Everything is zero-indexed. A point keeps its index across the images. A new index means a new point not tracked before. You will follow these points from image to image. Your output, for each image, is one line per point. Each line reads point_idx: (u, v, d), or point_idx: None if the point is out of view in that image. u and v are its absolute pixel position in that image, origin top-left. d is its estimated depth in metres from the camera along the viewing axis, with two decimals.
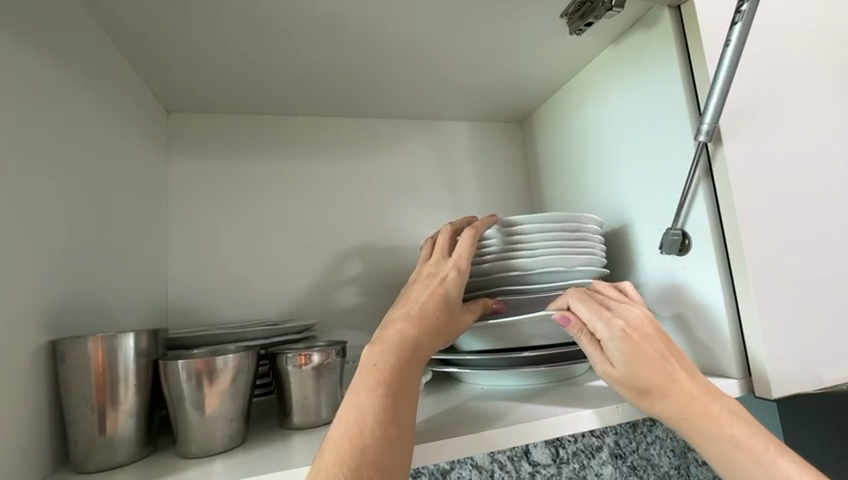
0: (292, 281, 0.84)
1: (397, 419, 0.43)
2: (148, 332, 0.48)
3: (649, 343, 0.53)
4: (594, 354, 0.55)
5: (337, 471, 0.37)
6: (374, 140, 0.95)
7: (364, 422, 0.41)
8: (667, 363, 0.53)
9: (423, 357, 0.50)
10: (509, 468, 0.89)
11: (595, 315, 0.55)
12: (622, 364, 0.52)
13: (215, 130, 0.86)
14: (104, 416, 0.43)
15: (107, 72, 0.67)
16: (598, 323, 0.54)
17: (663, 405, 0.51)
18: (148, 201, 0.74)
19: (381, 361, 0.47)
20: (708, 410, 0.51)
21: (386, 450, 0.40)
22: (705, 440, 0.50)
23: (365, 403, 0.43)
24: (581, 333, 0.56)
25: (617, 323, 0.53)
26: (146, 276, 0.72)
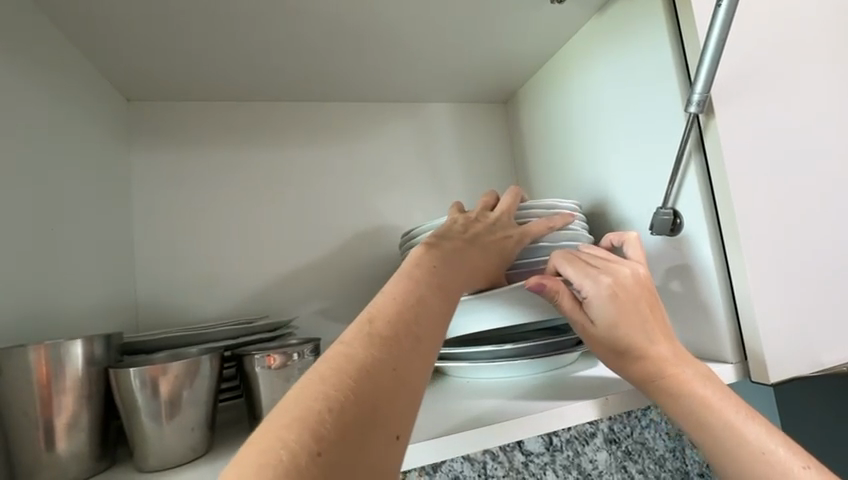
0: (269, 275, 0.80)
1: (401, 386, 0.33)
2: (99, 337, 0.44)
3: (631, 301, 0.52)
4: (573, 313, 0.53)
5: (321, 426, 0.28)
6: (353, 125, 0.90)
7: (359, 378, 0.32)
8: (645, 325, 0.52)
9: (434, 322, 0.40)
10: (501, 459, 0.87)
11: (581, 273, 0.53)
12: (605, 321, 0.52)
13: (181, 119, 0.81)
14: (51, 428, 0.40)
15: (56, 59, 0.62)
16: (585, 280, 0.52)
17: (639, 368, 0.51)
18: (108, 196, 0.70)
19: (390, 312, 0.38)
20: (680, 375, 0.51)
21: (388, 381, 0.33)
22: (678, 407, 0.50)
23: (366, 358, 0.33)
24: (560, 293, 0.52)
25: (603, 279, 0.52)
26: (110, 277, 0.68)
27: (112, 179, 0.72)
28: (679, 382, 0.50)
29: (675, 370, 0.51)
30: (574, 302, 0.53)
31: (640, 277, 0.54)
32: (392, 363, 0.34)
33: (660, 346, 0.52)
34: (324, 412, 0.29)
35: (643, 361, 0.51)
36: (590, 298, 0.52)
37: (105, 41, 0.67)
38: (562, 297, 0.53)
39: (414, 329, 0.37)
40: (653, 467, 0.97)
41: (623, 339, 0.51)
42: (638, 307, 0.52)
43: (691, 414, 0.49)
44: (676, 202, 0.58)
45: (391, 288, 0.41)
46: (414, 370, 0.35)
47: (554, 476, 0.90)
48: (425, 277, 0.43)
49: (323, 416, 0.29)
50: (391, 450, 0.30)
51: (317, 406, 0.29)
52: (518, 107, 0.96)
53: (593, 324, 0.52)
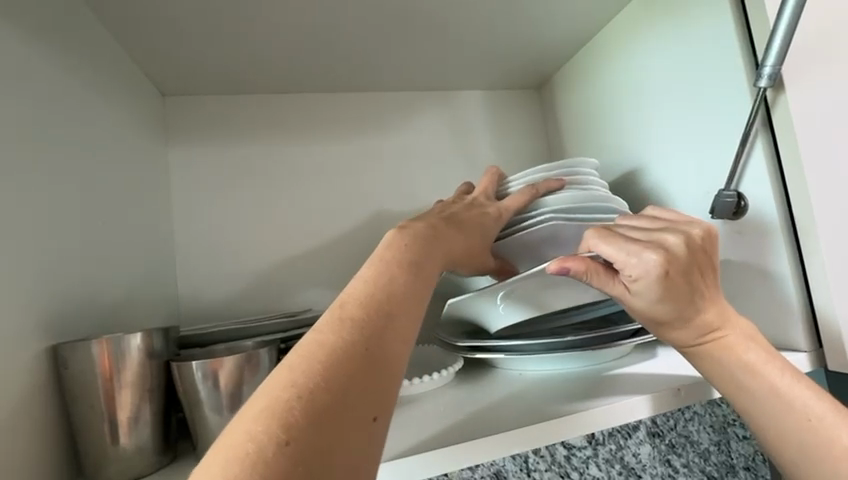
0: (306, 268, 0.80)
1: (374, 367, 0.31)
2: (158, 330, 0.44)
3: (678, 276, 0.45)
4: (610, 288, 0.47)
5: (288, 418, 0.26)
6: (385, 115, 0.88)
7: (331, 365, 0.29)
8: (691, 297, 0.47)
9: (411, 298, 0.38)
10: (543, 452, 0.86)
11: (625, 252, 0.45)
12: (654, 299, 0.46)
13: (215, 112, 0.81)
14: (115, 423, 0.40)
15: (97, 55, 0.62)
16: (627, 258, 0.45)
17: (681, 337, 0.48)
18: (148, 192, 0.70)
19: (363, 297, 0.36)
20: (725, 341, 0.48)
21: (362, 363, 0.31)
22: (720, 373, 0.48)
23: (338, 344, 0.31)
24: (599, 273, 0.46)
25: (652, 258, 0.44)
26: (154, 273, 0.68)
27: (151, 175, 0.71)
28: (720, 348, 0.48)
29: (720, 333, 0.48)
30: (611, 278, 0.46)
31: (695, 241, 0.47)
32: (362, 343, 0.32)
33: (707, 312, 0.48)
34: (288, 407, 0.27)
35: (686, 330, 0.48)
36: (638, 276, 0.45)
37: (142, 35, 0.66)
38: (595, 277, 0.46)
39: (391, 307, 0.36)
40: (697, 461, 0.95)
41: (666, 312, 0.47)
42: (689, 278, 0.46)
43: (731, 379, 0.48)
44: (739, 184, 0.56)
45: (361, 274, 0.39)
46: (389, 350, 0.33)
47: (597, 470, 0.88)
48: (394, 258, 0.40)
49: (291, 406, 0.27)
50: (370, 431, 0.29)
51: (280, 402, 0.27)
52: (554, 92, 0.93)
53: (633, 300, 0.47)
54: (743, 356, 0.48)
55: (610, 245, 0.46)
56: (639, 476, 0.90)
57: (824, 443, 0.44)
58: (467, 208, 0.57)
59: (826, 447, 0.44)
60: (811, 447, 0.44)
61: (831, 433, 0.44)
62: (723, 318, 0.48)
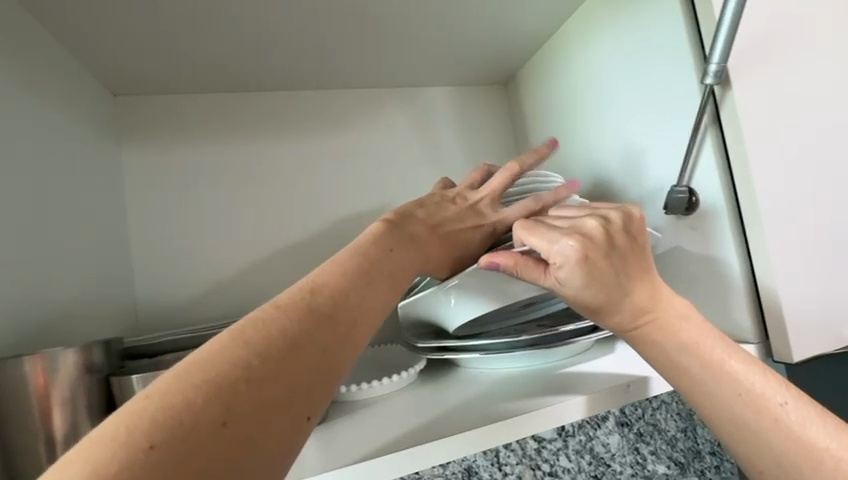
0: (270, 270, 0.78)
1: (325, 364, 0.33)
2: (100, 343, 0.43)
3: (598, 260, 0.46)
4: (543, 281, 0.47)
5: (230, 396, 0.29)
6: (348, 112, 0.87)
7: (282, 354, 0.32)
8: (618, 282, 0.47)
9: (375, 296, 0.40)
10: (514, 446, 0.86)
11: (545, 241, 0.46)
12: (581, 286, 0.46)
13: (170, 112, 0.78)
14: (53, 441, 0.38)
15: (37, 54, 0.59)
16: (548, 247, 0.46)
17: (616, 321, 0.49)
18: (99, 197, 0.67)
19: (333, 291, 0.37)
20: (659, 321, 0.49)
21: (314, 360, 0.33)
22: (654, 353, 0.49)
23: (295, 335, 0.33)
24: (524, 268, 0.46)
25: (569, 243, 0.45)
26: (108, 280, 0.65)
27: (103, 180, 0.69)
28: (655, 329, 0.49)
29: (653, 315, 0.49)
30: (541, 270, 0.46)
31: (614, 225, 0.48)
32: (319, 342, 0.34)
33: (638, 293, 0.49)
34: (217, 380, 0.29)
35: (620, 314, 0.48)
36: (561, 261, 0.45)
37: (86, 32, 0.63)
38: (524, 269, 0.46)
39: (351, 308, 0.37)
40: (664, 447, 0.97)
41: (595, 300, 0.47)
42: (613, 263, 0.47)
43: (667, 358, 0.49)
44: (691, 180, 0.57)
45: (334, 261, 0.41)
46: (343, 349, 0.35)
47: (568, 461, 0.90)
48: (368, 261, 0.42)
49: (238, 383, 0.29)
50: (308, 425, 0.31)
51: (212, 377, 0.29)
52: (519, 88, 0.93)
53: (564, 289, 0.47)
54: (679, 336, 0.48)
55: (529, 233, 0.47)
56: (608, 465, 0.92)
57: (767, 420, 0.44)
58: (461, 215, 0.55)
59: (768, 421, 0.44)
60: (754, 426, 0.45)
61: (773, 410, 0.44)
62: (652, 299, 0.49)
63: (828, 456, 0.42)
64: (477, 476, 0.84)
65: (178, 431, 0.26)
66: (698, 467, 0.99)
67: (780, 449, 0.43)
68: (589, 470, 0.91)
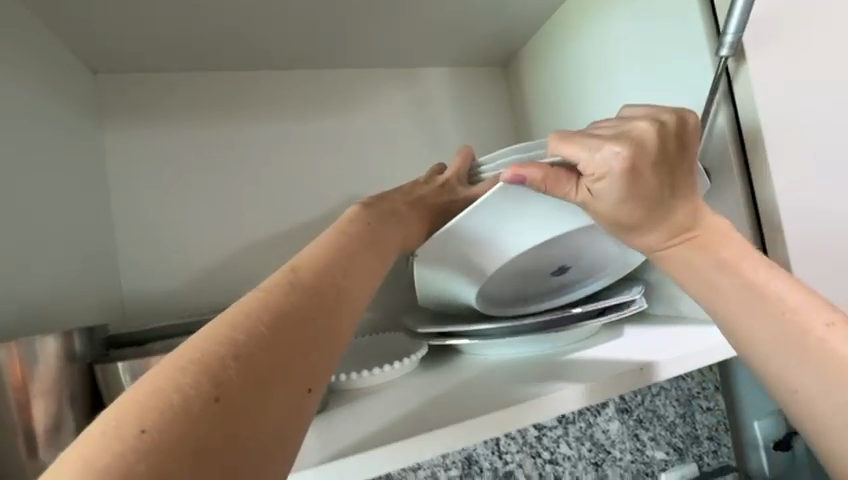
0: (263, 257, 0.76)
1: (315, 338, 0.30)
2: (82, 330, 0.40)
3: (642, 173, 0.45)
4: (574, 194, 0.46)
5: (217, 370, 0.25)
6: (343, 93, 0.84)
7: (270, 325, 0.28)
8: (657, 195, 0.47)
9: (362, 273, 0.38)
10: (515, 435, 0.85)
11: (583, 150, 0.44)
12: (619, 197, 0.46)
13: (155, 91, 0.74)
14: (32, 436, 0.35)
15: (9, 26, 0.55)
16: (590, 156, 0.44)
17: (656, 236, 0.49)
18: (80, 179, 0.64)
19: (317, 266, 0.34)
20: (699, 237, 0.49)
21: (303, 331, 0.29)
22: (692, 270, 0.49)
23: (278, 306, 0.29)
24: (557, 180, 0.45)
25: (616, 151, 0.44)
26: (92, 267, 0.62)
27: (84, 162, 0.65)
28: (695, 243, 0.49)
29: (693, 232, 0.49)
30: (573, 183, 0.46)
31: (667, 129, 0.45)
32: (309, 311, 0.31)
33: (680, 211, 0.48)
34: (204, 361, 0.25)
35: (660, 229, 0.49)
36: (600, 176, 0.45)
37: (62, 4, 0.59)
38: (554, 182, 0.45)
39: (339, 282, 0.35)
40: (663, 433, 0.97)
41: (632, 213, 0.47)
42: (657, 173, 0.46)
43: (703, 274, 0.49)
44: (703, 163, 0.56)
45: (316, 242, 0.38)
46: (333, 322, 0.32)
47: (568, 448, 0.89)
48: (352, 238, 0.40)
49: (224, 360, 0.25)
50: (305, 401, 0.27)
51: (197, 361, 0.25)
52: (520, 69, 0.91)
53: (595, 203, 0.47)
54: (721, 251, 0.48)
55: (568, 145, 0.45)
56: (608, 451, 0.92)
57: (798, 335, 0.44)
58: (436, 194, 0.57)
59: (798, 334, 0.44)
60: (785, 337, 0.44)
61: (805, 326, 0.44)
62: (694, 217, 0.49)
63: None
64: (478, 465, 0.82)
65: (177, 425, 0.22)
66: (696, 452, 0.99)
67: (809, 359, 0.43)
68: (590, 457, 0.91)
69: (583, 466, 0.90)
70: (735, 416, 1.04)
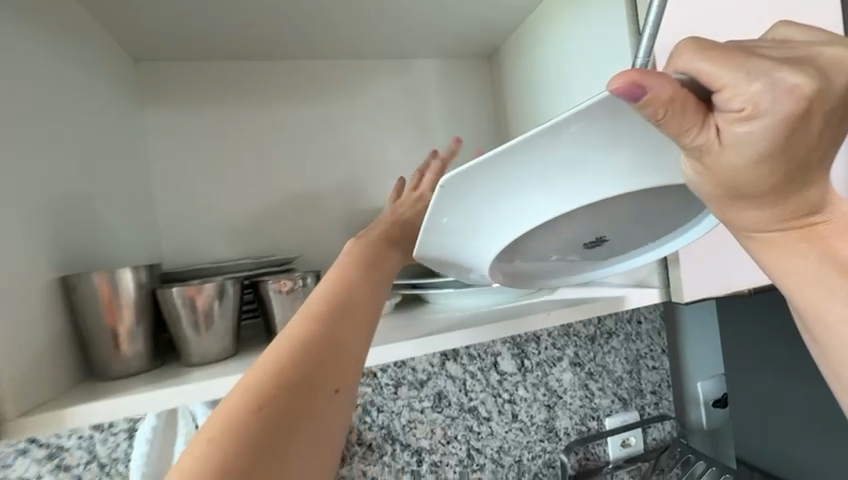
0: (274, 221, 0.91)
1: (335, 356, 0.41)
2: (144, 266, 0.55)
3: (812, 120, 0.34)
4: (696, 131, 0.35)
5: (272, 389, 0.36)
6: (345, 82, 0.97)
7: (303, 351, 0.40)
8: (808, 158, 0.38)
9: (365, 301, 0.50)
10: (479, 377, 1.02)
11: (744, 72, 0.33)
12: (759, 147, 0.36)
13: (185, 78, 0.88)
14: (116, 334, 0.53)
15: (73, 31, 0.69)
16: (745, 82, 0.33)
17: (767, 218, 0.43)
18: (128, 152, 0.79)
19: (330, 300, 0.47)
20: (819, 228, 0.44)
21: (326, 352, 0.41)
22: (794, 263, 0.45)
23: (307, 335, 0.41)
24: (684, 103, 0.34)
25: (790, 81, 0.33)
26: (139, 224, 0.79)
27: (130, 138, 0.80)
28: (814, 233, 0.44)
29: (818, 219, 0.43)
30: (700, 119, 0.35)
31: None
32: (327, 338, 0.42)
33: (817, 189, 0.41)
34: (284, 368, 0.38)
35: (778, 208, 0.42)
36: (752, 113, 0.34)
37: (112, 10, 0.73)
38: (676, 111, 0.34)
39: (349, 311, 0.47)
40: (611, 385, 1.13)
41: (764, 176, 0.39)
42: (812, 132, 0.36)
43: (804, 271, 0.46)
44: None
45: (329, 280, 0.50)
46: (347, 344, 0.44)
47: (525, 392, 1.06)
48: (353, 273, 0.53)
49: (278, 381, 0.37)
50: (333, 402, 0.39)
51: (280, 366, 0.38)
52: (502, 63, 1.02)
53: (719, 151, 0.37)
54: (836, 249, 0.45)
55: (713, 65, 0.33)
56: (560, 397, 1.09)
57: None
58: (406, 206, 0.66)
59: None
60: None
61: None
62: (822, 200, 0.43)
63: None
64: (447, 399, 1.00)
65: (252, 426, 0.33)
66: (639, 403, 1.16)
67: None
68: (543, 399, 1.07)
69: (537, 407, 1.07)
70: (678, 376, 1.20)
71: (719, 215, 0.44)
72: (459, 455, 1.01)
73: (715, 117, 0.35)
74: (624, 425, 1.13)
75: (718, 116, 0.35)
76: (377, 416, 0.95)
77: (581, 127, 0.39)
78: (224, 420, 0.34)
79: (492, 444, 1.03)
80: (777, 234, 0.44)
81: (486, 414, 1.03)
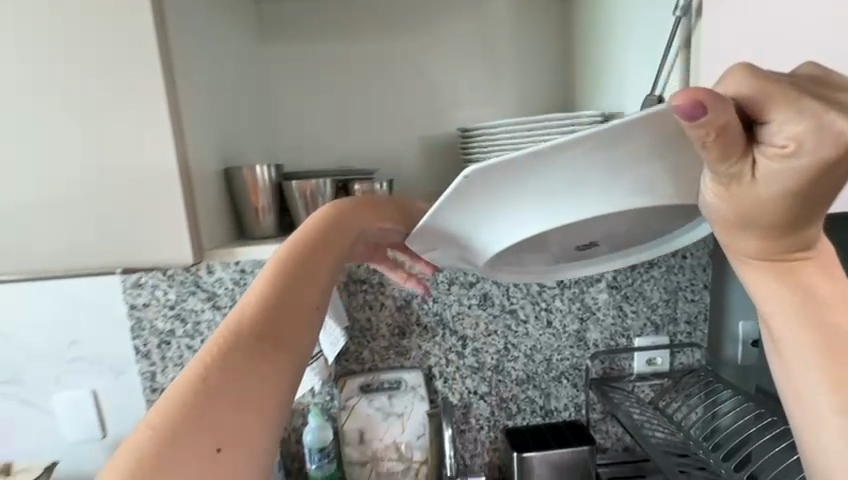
0: (361, 141, 1.12)
1: (266, 362, 0.38)
2: (274, 165, 0.79)
3: (840, 168, 0.36)
4: (733, 162, 0.38)
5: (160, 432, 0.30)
6: (423, 20, 1.09)
7: (219, 364, 0.35)
8: (819, 200, 0.40)
9: (310, 288, 0.46)
10: (522, 285, 1.20)
11: (793, 108, 0.35)
12: (782, 185, 0.38)
13: (292, 19, 1.07)
14: (258, 208, 0.79)
15: None
16: (787, 119, 0.35)
17: (761, 247, 0.44)
18: (246, 85, 1.02)
19: (280, 279, 0.44)
20: (803, 265, 0.45)
21: (256, 352, 0.37)
22: (775, 290, 0.46)
23: (230, 352, 0.36)
24: (732, 134, 0.35)
25: (838, 126, 0.34)
26: (253, 141, 1.04)
27: (247, 73, 1.03)
28: (800, 268, 0.45)
29: (806, 256, 0.45)
30: (741, 153, 0.37)
31: None
32: (261, 335, 0.39)
33: (814, 228, 0.43)
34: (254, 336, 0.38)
35: (781, 240, 0.44)
36: (793, 151, 0.36)
37: None
38: (722, 142, 0.35)
39: (293, 295, 0.43)
40: (645, 309, 1.25)
41: (777, 210, 0.40)
42: (833, 180, 0.37)
43: (780, 302, 0.46)
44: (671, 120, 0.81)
45: (275, 259, 0.47)
46: (282, 342, 0.40)
47: (561, 304, 1.22)
48: (312, 247, 0.50)
49: (182, 404, 0.32)
50: (216, 453, 0.32)
51: (252, 320, 0.39)
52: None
53: (748, 183, 0.39)
54: (818, 288, 0.46)
55: (759, 92, 0.36)
56: (593, 313, 1.24)
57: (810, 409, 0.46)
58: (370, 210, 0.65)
59: (802, 402, 0.47)
60: (811, 397, 0.46)
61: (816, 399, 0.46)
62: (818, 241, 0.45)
63: (821, 452, 0.46)
64: (491, 300, 1.20)
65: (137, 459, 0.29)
66: (671, 329, 1.26)
67: (822, 418, 0.46)
68: (578, 313, 1.23)
69: (570, 318, 1.23)
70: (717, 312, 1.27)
71: (715, 233, 0.45)
72: (498, 346, 1.23)
73: (756, 150, 0.38)
74: (652, 345, 1.26)
75: (758, 151, 0.37)
76: (433, 305, 1.19)
77: (592, 149, 0.43)
78: (182, 388, 0.33)
79: (527, 342, 1.23)
80: (761, 264, 0.45)
81: (524, 317, 1.22)
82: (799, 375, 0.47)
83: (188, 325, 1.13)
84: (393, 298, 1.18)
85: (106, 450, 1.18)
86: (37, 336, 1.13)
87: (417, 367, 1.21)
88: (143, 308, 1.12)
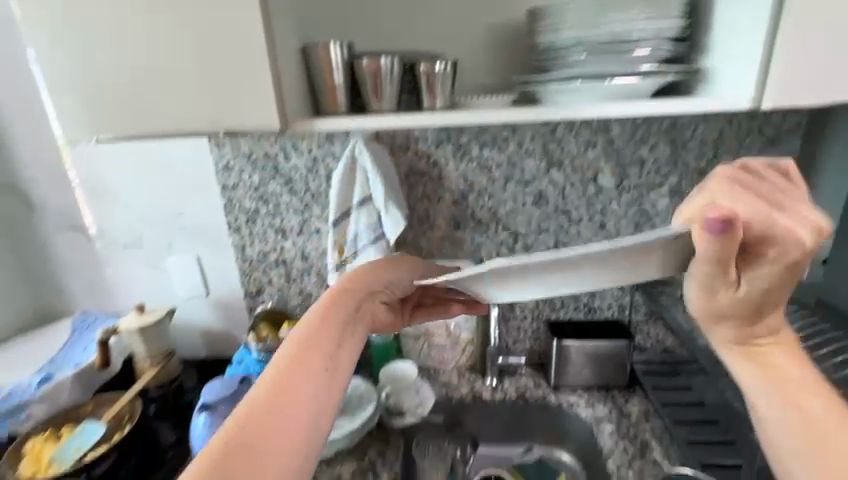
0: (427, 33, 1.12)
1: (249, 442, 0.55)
2: (344, 44, 0.89)
3: (798, 269, 0.52)
4: (719, 290, 0.55)
5: None
6: None
7: (220, 445, 0.54)
8: (761, 303, 0.56)
9: (297, 368, 0.64)
10: (578, 186, 1.22)
11: (754, 273, 0.53)
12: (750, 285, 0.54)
13: None
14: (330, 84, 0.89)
15: None
16: (769, 238, 0.51)
17: (734, 332, 0.60)
18: None
19: (273, 372, 0.63)
20: (762, 346, 0.60)
21: (246, 433, 0.56)
22: (749, 374, 0.61)
23: (227, 440, 0.55)
24: (714, 281, 0.54)
25: (802, 233, 0.50)
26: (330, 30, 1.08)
27: None
28: (759, 349, 0.60)
29: (764, 341, 0.60)
30: (724, 285, 0.54)
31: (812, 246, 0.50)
32: (247, 423, 0.57)
33: (771, 318, 0.59)
34: (283, 392, 0.61)
35: (754, 328, 0.59)
36: (772, 261, 0.52)
37: None
38: (721, 270, 0.52)
39: (281, 384, 0.61)
40: None
41: (747, 309, 0.57)
42: (790, 275, 0.53)
43: (752, 380, 0.61)
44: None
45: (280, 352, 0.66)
46: (269, 424, 0.57)
47: (617, 207, 1.23)
48: (304, 337, 0.68)
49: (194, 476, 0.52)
50: None
51: (287, 377, 0.62)
52: None
53: (726, 293, 0.56)
54: (775, 358, 0.60)
55: (753, 207, 0.51)
56: (651, 218, 1.23)
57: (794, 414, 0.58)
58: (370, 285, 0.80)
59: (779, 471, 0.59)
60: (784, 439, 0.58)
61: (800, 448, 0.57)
62: (777, 324, 0.60)
63: None
64: (546, 199, 1.23)
65: None
66: None
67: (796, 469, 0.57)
68: (633, 217, 1.24)
69: (625, 222, 1.24)
70: None
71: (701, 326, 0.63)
72: (548, 245, 1.28)
73: (728, 288, 0.55)
74: None
75: (744, 275, 0.54)
76: (488, 200, 1.25)
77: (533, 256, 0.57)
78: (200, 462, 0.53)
79: (577, 242, 1.27)
80: (742, 350, 0.61)
81: (578, 218, 1.25)
82: (788, 459, 0.58)
83: (271, 205, 1.30)
84: (451, 191, 1.25)
85: (209, 305, 1.43)
86: (152, 208, 1.36)
87: (469, 258, 1.31)
88: (233, 188, 1.30)
